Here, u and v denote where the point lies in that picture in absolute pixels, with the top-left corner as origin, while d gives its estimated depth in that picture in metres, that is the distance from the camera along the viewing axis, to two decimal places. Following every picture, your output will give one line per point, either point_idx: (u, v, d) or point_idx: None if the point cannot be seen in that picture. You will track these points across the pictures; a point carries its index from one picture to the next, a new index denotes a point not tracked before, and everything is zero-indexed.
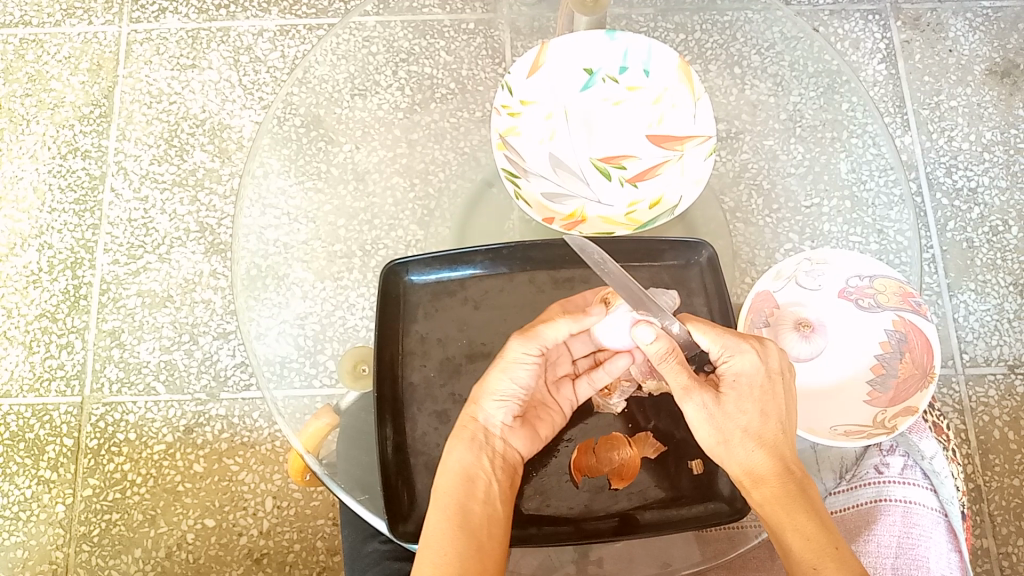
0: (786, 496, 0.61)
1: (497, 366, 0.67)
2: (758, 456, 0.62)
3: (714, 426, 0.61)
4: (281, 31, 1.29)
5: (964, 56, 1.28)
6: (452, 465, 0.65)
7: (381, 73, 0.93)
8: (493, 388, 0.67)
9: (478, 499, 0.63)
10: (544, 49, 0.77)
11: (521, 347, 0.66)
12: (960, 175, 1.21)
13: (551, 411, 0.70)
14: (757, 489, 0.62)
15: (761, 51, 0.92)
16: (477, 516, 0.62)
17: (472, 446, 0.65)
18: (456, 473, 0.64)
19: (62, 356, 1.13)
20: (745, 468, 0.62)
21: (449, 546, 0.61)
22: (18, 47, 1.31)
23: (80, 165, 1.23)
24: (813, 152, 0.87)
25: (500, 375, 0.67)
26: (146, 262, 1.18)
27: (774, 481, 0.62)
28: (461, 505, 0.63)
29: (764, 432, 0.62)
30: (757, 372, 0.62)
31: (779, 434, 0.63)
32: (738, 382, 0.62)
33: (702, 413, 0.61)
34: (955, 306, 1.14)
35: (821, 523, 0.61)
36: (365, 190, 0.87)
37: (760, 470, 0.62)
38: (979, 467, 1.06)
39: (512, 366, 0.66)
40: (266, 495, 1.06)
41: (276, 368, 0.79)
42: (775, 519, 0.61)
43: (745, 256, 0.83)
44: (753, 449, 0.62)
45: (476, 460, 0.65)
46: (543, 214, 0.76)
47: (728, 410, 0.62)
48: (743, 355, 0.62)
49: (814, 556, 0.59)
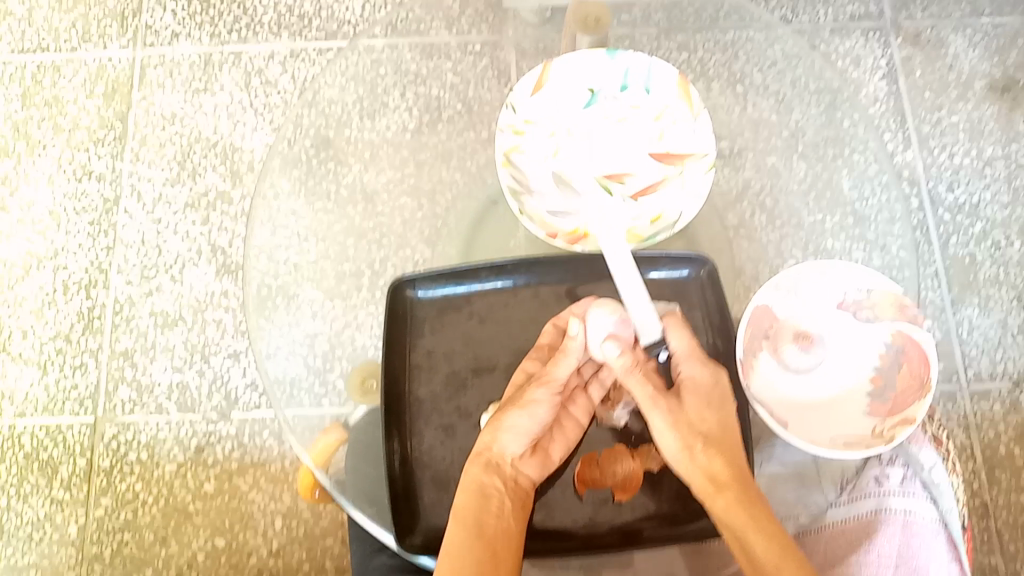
0: (745, 499, 0.62)
1: (516, 405, 0.67)
2: (718, 463, 0.63)
3: (679, 433, 0.64)
4: (291, 54, 1.32)
5: (965, 72, 1.29)
6: (463, 485, 0.66)
7: (389, 94, 0.94)
8: (511, 423, 0.67)
9: (492, 513, 0.65)
10: (546, 68, 0.80)
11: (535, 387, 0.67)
12: (962, 190, 1.22)
13: (564, 429, 0.69)
14: (719, 496, 0.63)
15: (762, 69, 0.94)
16: (492, 529, 0.64)
17: (484, 469, 0.66)
18: (468, 491, 0.65)
19: (76, 377, 1.16)
20: (707, 475, 0.63)
21: (466, 553, 0.63)
22: (35, 73, 1.34)
23: (95, 188, 1.26)
24: (815, 169, 0.89)
25: (519, 414, 0.67)
26: (158, 283, 1.20)
27: (735, 484, 0.63)
28: (477, 517, 0.64)
29: (722, 441, 0.65)
30: (710, 385, 0.66)
31: (731, 442, 0.65)
32: (696, 391, 0.65)
33: (666, 423, 0.64)
34: (959, 321, 1.15)
35: (779, 527, 0.62)
36: (374, 210, 0.90)
37: (720, 475, 0.63)
38: (985, 484, 1.07)
39: (532, 406, 0.67)
40: (276, 514, 1.08)
41: (285, 387, 0.81)
42: (736, 523, 0.62)
43: (749, 273, 0.85)
44: (713, 457, 0.63)
45: (493, 482, 0.66)
46: (546, 230, 0.78)
47: (689, 416, 0.65)
48: (701, 367, 0.66)
49: (775, 558, 0.60)
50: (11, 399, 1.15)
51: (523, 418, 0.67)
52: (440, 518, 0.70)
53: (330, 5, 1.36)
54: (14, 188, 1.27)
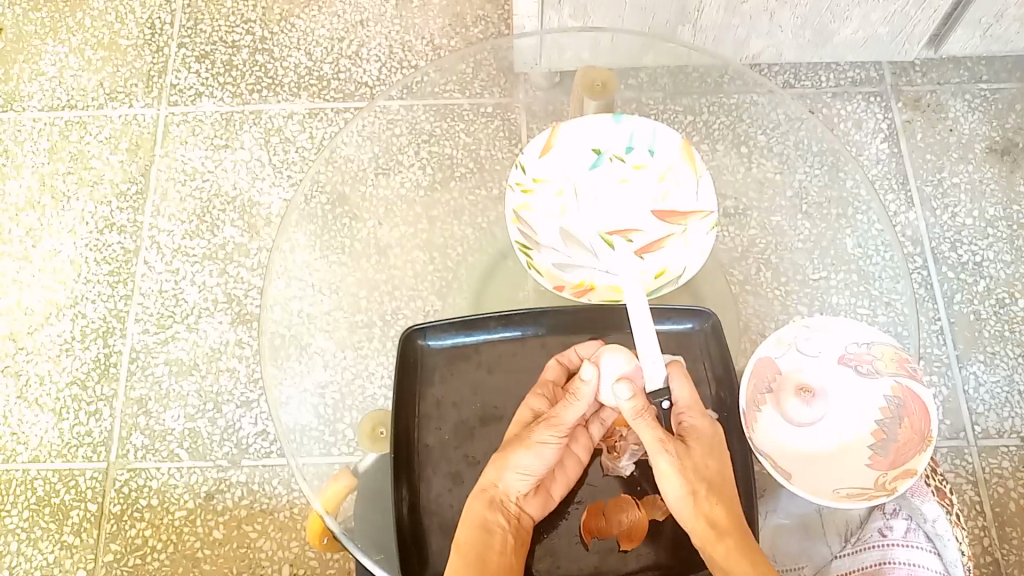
0: (744, 547, 0.64)
1: (523, 445, 0.68)
2: (719, 510, 0.65)
3: (684, 478, 0.65)
4: (310, 113, 1.37)
5: (965, 135, 1.32)
6: (467, 520, 0.68)
7: (405, 152, 0.99)
8: (517, 462, 0.68)
9: (495, 550, 0.66)
10: (555, 131, 0.82)
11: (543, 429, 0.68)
12: (965, 249, 1.24)
13: (564, 467, 0.71)
14: (719, 542, 0.64)
15: (767, 132, 0.97)
16: (494, 566, 0.65)
17: (488, 506, 0.68)
18: (471, 525, 0.67)
19: (90, 424, 1.17)
20: (708, 521, 0.65)
21: None
22: (62, 128, 1.38)
23: (116, 239, 1.29)
24: (819, 227, 0.92)
25: (526, 454, 0.68)
26: (174, 332, 1.22)
27: (733, 531, 0.65)
28: (480, 553, 0.66)
29: (723, 488, 0.66)
30: (711, 435, 0.68)
31: (731, 491, 0.67)
32: (699, 439, 0.67)
33: (673, 467, 0.65)
34: (965, 378, 1.15)
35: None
36: (387, 263, 0.94)
37: (720, 521, 0.65)
38: (996, 540, 1.06)
39: (540, 446, 0.68)
40: (284, 563, 1.08)
41: (297, 437, 0.82)
42: (737, 570, 0.63)
43: (756, 327, 0.86)
44: (714, 504, 0.65)
45: (497, 519, 0.67)
46: (554, 283, 0.81)
47: (694, 462, 0.66)
48: (702, 418, 0.68)
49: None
50: (26, 444, 1.16)
51: (530, 459, 0.68)
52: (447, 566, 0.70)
53: (348, 67, 1.41)
54: (37, 238, 1.30)
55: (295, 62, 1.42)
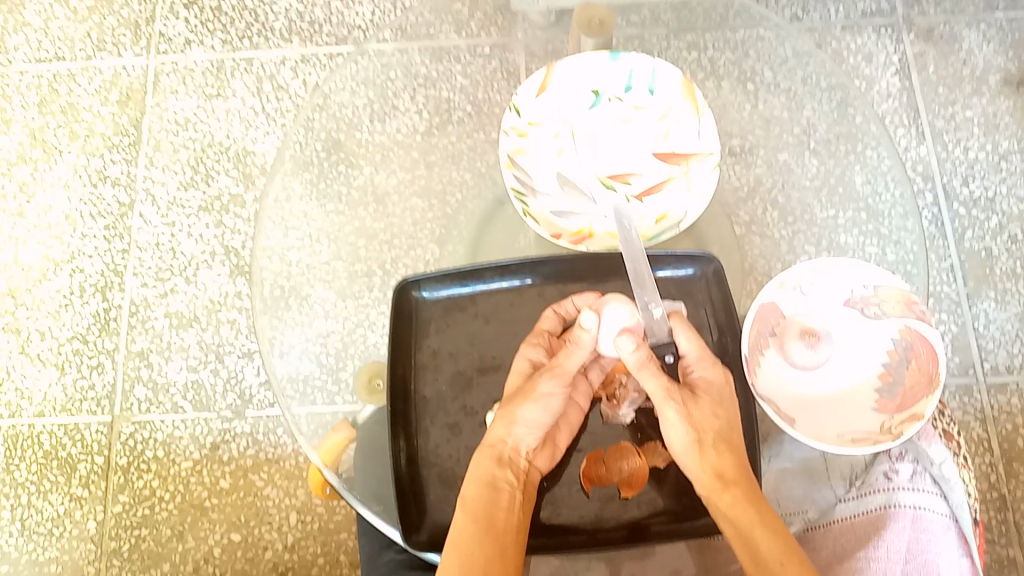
0: (751, 496, 0.63)
1: (528, 398, 0.67)
2: (726, 459, 0.64)
3: (691, 427, 0.65)
4: (303, 59, 1.33)
5: (979, 66, 1.28)
6: (473, 477, 0.67)
7: (399, 97, 0.95)
8: (524, 415, 0.67)
9: (503, 507, 0.65)
10: (550, 71, 0.80)
11: (548, 381, 0.67)
12: (977, 185, 1.21)
13: (568, 417, 0.70)
14: (726, 492, 0.63)
15: (773, 68, 0.94)
16: (501, 523, 0.65)
17: (497, 463, 0.67)
18: (479, 483, 0.66)
19: (93, 377, 1.17)
20: (715, 471, 0.64)
21: (473, 548, 0.63)
22: (51, 80, 1.36)
23: (110, 192, 1.27)
24: (828, 165, 0.88)
25: (532, 407, 0.67)
26: (173, 285, 1.21)
27: (740, 480, 0.64)
28: (487, 510, 0.65)
29: (730, 437, 0.65)
30: (721, 384, 0.67)
31: (737, 440, 0.66)
32: (709, 390, 0.66)
33: (680, 417, 0.65)
34: (976, 315, 1.13)
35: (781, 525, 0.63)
36: (385, 211, 0.90)
37: (727, 471, 0.64)
38: (1003, 477, 1.06)
39: (547, 398, 0.67)
40: (291, 510, 1.09)
41: (299, 386, 0.81)
42: (743, 520, 0.63)
43: (762, 268, 0.85)
44: (721, 453, 0.64)
45: (504, 474, 0.66)
46: (551, 231, 0.78)
47: (702, 413, 0.65)
48: (713, 368, 0.67)
49: (779, 552, 0.61)
50: (30, 399, 1.16)
51: (536, 411, 0.67)
52: (446, 515, 0.70)
53: (340, 10, 1.36)
54: (31, 193, 1.28)
55: (286, 6, 1.37)
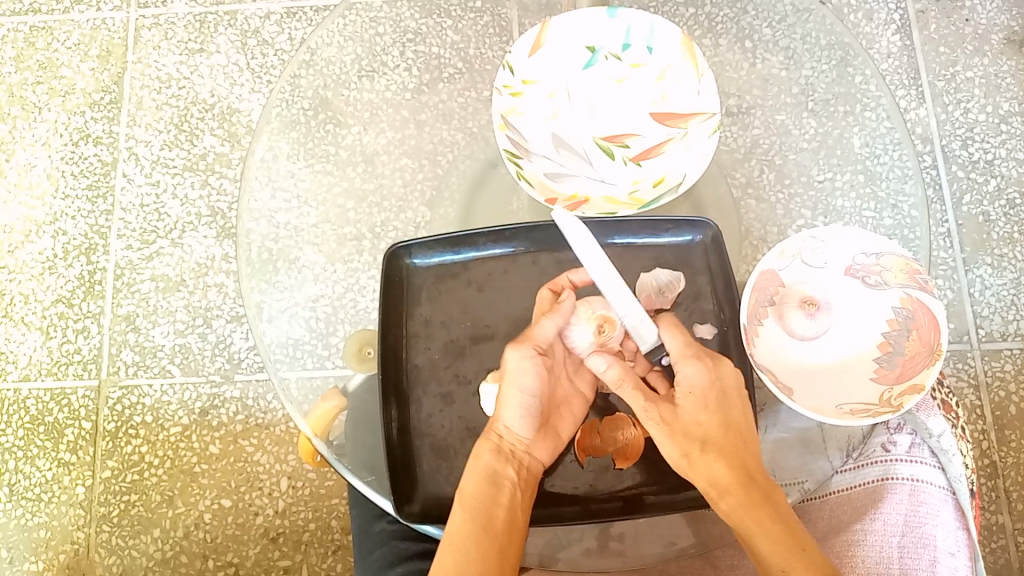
0: (749, 503, 0.62)
1: (506, 380, 0.68)
2: (719, 466, 0.62)
3: (674, 439, 0.64)
4: (288, 13, 1.29)
5: (981, 25, 1.25)
6: (471, 470, 0.65)
7: (388, 54, 0.93)
8: (507, 400, 0.68)
9: (500, 505, 0.64)
10: (545, 27, 0.76)
11: (518, 355, 0.67)
12: (976, 147, 1.19)
13: (570, 406, 0.70)
14: (722, 500, 0.62)
15: (772, 24, 0.91)
16: (500, 521, 0.64)
17: (496, 455, 0.66)
18: (478, 476, 0.65)
19: (79, 341, 1.15)
20: (710, 480, 0.63)
21: (471, 548, 0.62)
22: (28, 35, 1.31)
23: (92, 151, 1.24)
24: (826, 126, 0.85)
25: (512, 391, 0.67)
26: (158, 247, 1.18)
27: (738, 487, 0.62)
28: (483, 509, 0.64)
29: (722, 441, 0.63)
30: (706, 383, 0.64)
31: (739, 444, 0.64)
32: (692, 392, 0.64)
33: (661, 428, 0.64)
34: (971, 281, 1.13)
35: (789, 523, 0.62)
36: (375, 172, 0.87)
37: (722, 479, 0.62)
38: (994, 443, 1.06)
39: (517, 375, 0.67)
40: (281, 475, 1.08)
41: (287, 351, 0.80)
42: (744, 525, 0.62)
43: (758, 233, 0.83)
44: (714, 461, 0.63)
45: (501, 467, 0.65)
46: (545, 195, 0.75)
47: (684, 421, 0.64)
48: (692, 365, 0.65)
49: (783, 556, 0.60)
50: (15, 363, 1.15)
51: (517, 394, 0.67)
52: (439, 487, 0.69)
53: None
54: (11, 152, 1.25)
55: None
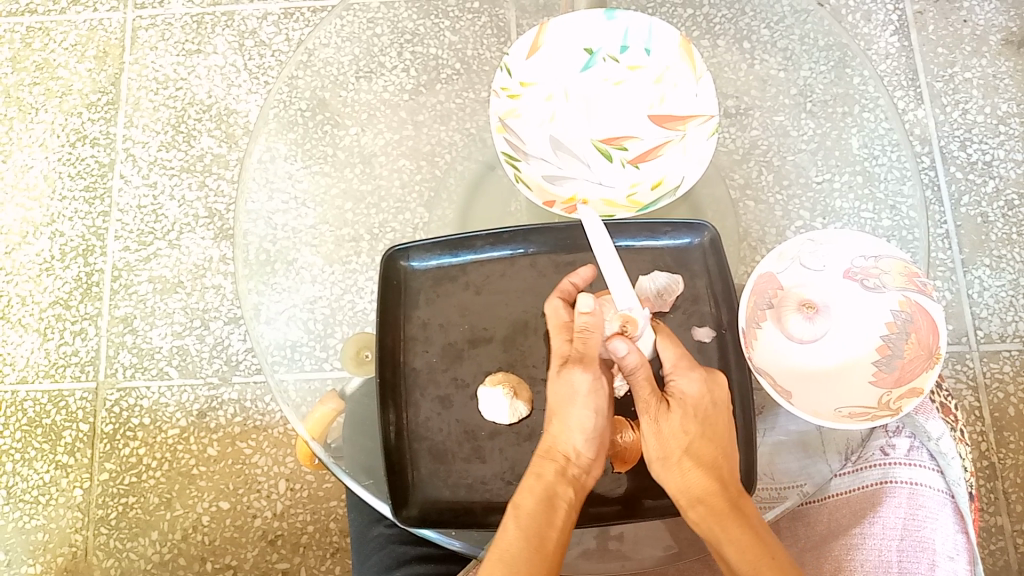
0: (719, 512, 0.62)
1: (574, 402, 0.65)
2: (694, 475, 0.63)
3: (660, 442, 0.64)
4: (285, 13, 1.28)
5: (979, 26, 1.25)
6: (530, 487, 0.64)
7: (386, 54, 0.92)
8: (568, 419, 0.65)
9: (554, 526, 0.63)
10: (543, 29, 0.76)
11: (586, 377, 0.65)
12: (974, 148, 1.19)
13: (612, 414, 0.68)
14: (691, 509, 0.63)
15: (770, 25, 0.90)
16: (552, 544, 0.62)
17: (559, 476, 0.64)
18: (536, 495, 0.63)
19: (76, 343, 1.15)
20: (682, 487, 0.63)
21: (520, 566, 0.61)
22: (25, 35, 1.31)
23: (90, 152, 1.24)
24: (824, 127, 0.85)
25: (580, 411, 0.65)
26: (156, 249, 1.18)
27: (709, 497, 0.63)
28: (538, 528, 0.62)
29: (703, 451, 0.64)
30: (699, 397, 0.64)
31: (720, 456, 0.64)
32: (685, 401, 0.64)
33: (652, 428, 0.64)
34: (970, 282, 1.12)
35: (759, 533, 0.62)
36: (372, 173, 0.87)
37: (695, 488, 0.63)
38: (992, 445, 1.06)
39: (588, 395, 0.65)
40: (279, 478, 1.08)
41: (286, 353, 0.80)
42: (712, 534, 0.62)
43: (756, 234, 0.82)
44: (689, 470, 0.63)
45: (561, 487, 0.64)
46: (543, 198, 0.75)
47: (675, 426, 0.64)
48: (689, 377, 0.64)
49: (751, 567, 0.61)
50: (12, 365, 1.14)
51: (587, 414, 0.65)
52: (437, 490, 0.68)
53: None
54: (8, 153, 1.25)
55: None
